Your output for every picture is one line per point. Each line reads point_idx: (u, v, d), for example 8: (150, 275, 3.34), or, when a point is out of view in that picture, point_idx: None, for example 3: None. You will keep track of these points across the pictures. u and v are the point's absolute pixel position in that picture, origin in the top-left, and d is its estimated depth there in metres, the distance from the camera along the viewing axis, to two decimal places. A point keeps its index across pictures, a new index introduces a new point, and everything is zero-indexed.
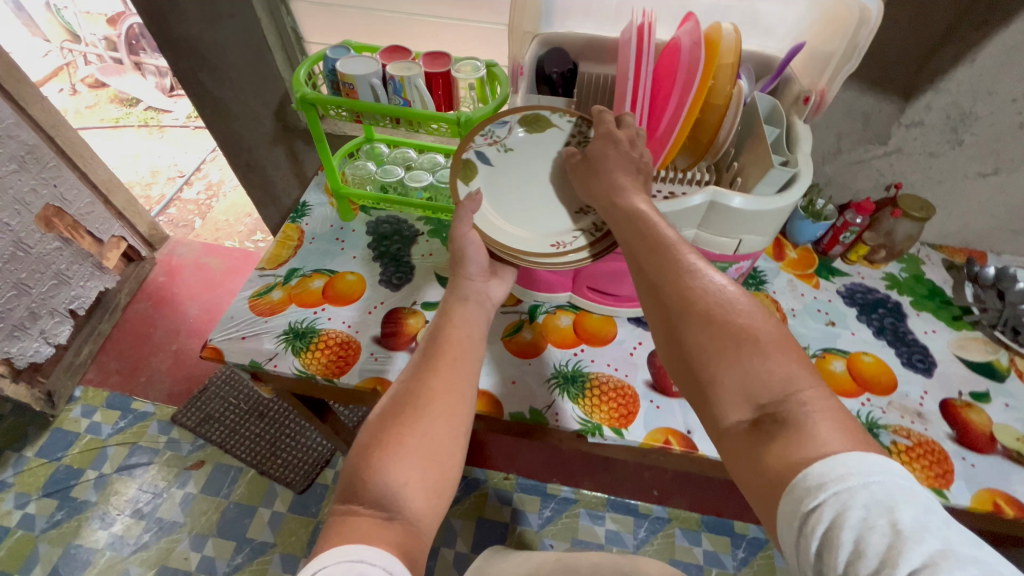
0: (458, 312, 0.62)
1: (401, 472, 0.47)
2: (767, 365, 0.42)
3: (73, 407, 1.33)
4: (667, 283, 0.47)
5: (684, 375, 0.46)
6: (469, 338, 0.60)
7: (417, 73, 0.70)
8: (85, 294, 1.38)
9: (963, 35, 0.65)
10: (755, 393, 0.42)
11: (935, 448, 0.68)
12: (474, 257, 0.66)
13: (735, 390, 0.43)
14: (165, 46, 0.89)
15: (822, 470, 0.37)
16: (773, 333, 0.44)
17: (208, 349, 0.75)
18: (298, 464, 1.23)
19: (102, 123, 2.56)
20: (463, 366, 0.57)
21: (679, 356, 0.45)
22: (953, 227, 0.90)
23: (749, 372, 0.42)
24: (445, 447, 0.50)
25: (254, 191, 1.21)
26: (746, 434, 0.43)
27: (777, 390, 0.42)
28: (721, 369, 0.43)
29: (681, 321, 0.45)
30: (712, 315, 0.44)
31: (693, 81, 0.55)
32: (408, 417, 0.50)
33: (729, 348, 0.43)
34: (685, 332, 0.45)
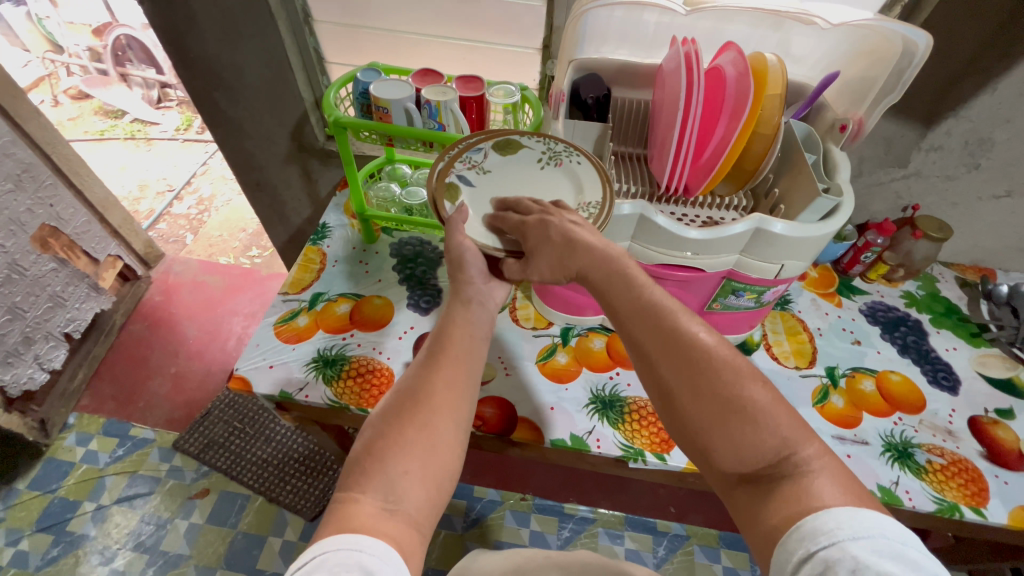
0: (462, 314, 0.60)
1: (401, 463, 0.47)
2: (761, 434, 0.44)
3: (67, 435, 1.27)
4: (659, 347, 0.49)
5: (681, 437, 0.48)
6: (472, 337, 0.58)
7: (453, 97, 0.70)
8: (80, 316, 1.33)
9: (985, 67, 0.67)
10: (749, 457, 0.44)
11: (969, 466, 0.70)
12: (474, 262, 0.61)
13: (729, 451, 0.45)
14: (180, 66, 0.87)
15: (815, 524, 0.39)
16: (765, 397, 0.45)
17: (235, 380, 0.72)
18: (309, 490, 1.19)
19: (86, 135, 2.49)
20: (465, 366, 0.55)
21: (673, 417, 0.48)
22: (965, 246, 0.92)
23: (741, 439, 0.44)
24: (445, 440, 0.50)
25: (262, 210, 1.18)
26: (746, 491, 0.45)
27: (771, 454, 0.44)
28: (713, 435, 0.45)
29: (671, 383, 0.48)
30: (702, 381, 0.46)
31: (744, 111, 0.55)
32: (409, 411, 0.50)
33: (722, 415, 0.45)
34: (676, 394, 0.47)
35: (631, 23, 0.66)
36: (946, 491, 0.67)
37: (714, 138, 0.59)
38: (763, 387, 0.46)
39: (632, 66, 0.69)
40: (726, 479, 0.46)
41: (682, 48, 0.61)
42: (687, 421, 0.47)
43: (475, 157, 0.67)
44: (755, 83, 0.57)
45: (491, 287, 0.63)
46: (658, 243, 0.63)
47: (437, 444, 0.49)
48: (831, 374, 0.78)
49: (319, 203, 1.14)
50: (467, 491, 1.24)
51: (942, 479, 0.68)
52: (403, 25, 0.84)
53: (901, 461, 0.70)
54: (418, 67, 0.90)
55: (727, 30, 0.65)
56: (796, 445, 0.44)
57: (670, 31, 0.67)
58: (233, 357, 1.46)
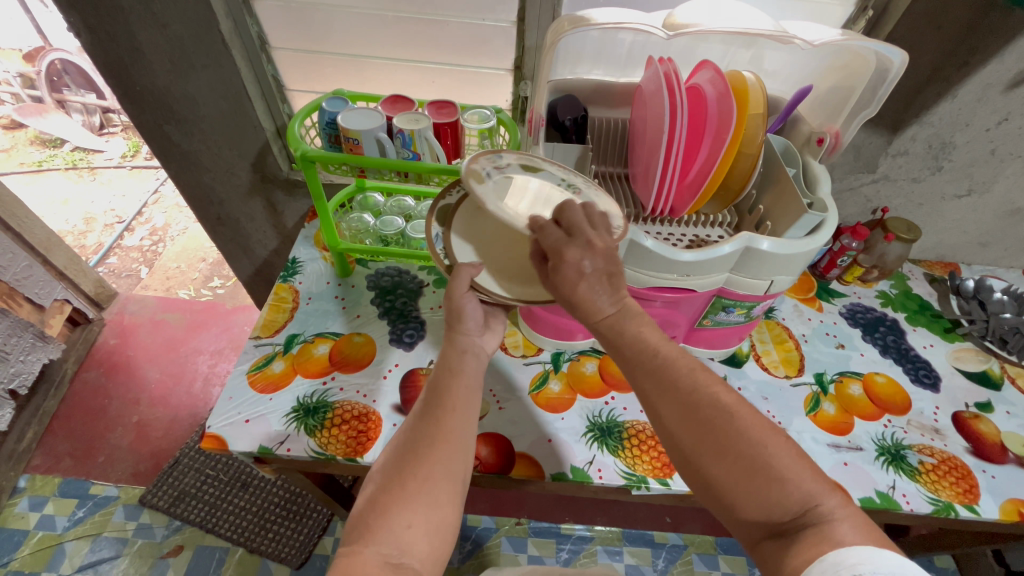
0: (457, 361, 0.55)
1: (405, 516, 0.44)
2: (787, 489, 0.42)
3: (18, 500, 1.17)
4: (682, 402, 0.46)
5: (702, 494, 0.46)
6: (470, 388, 0.53)
7: (426, 125, 0.67)
8: (26, 369, 1.22)
9: (946, 75, 0.69)
10: (774, 513, 0.43)
11: (957, 463, 0.71)
12: (472, 313, 0.58)
13: (753, 507, 0.43)
14: (126, 100, 0.80)
15: (838, 557, 0.38)
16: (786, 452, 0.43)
17: (208, 439, 0.67)
18: (292, 536, 1.12)
19: (22, 168, 2.33)
20: (466, 415, 0.51)
21: (695, 472, 0.46)
22: (931, 243, 0.96)
23: (766, 497, 0.42)
24: (447, 490, 0.47)
25: (224, 244, 1.12)
26: (773, 543, 0.43)
27: (795, 506, 0.42)
28: (740, 493, 0.43)
29: (689, 443, 0.45)
30: (727, 444, 0.44)
31: (728, 133, 0.55)
32: (408, 465, 0.47)
33: (746, 476, 0.43)
34: (699, 455, 0.45)
35: (606, 43, 0.64)
36: (939, 491, 0.68)
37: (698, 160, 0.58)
38: (776, 444, 0.44)
39: (609, 87, 0.68)
40: (755, 532, 0.44)
41: (659, 67, 0.61)
42: (709, 479, 0.45)
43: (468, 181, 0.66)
44: (737, 101, 0.57)
45: (487, 339, 0.60)
46: (647, 266, 0.61)
47: (440, 497, 0.46)
48: (820, 381, 0.79)
49: (286, 235, 1.09)
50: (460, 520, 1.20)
51: (935, 479, 0.69)
52: (366, 49, 0.80)
53: (895, 464, 0.70)
54: (384, 91, 0.86)
55: (700, 49, 0.65)
56: (818, 498, 0.42)
57: (644, 48, 0.65)
58: (201, 399, 1.38)
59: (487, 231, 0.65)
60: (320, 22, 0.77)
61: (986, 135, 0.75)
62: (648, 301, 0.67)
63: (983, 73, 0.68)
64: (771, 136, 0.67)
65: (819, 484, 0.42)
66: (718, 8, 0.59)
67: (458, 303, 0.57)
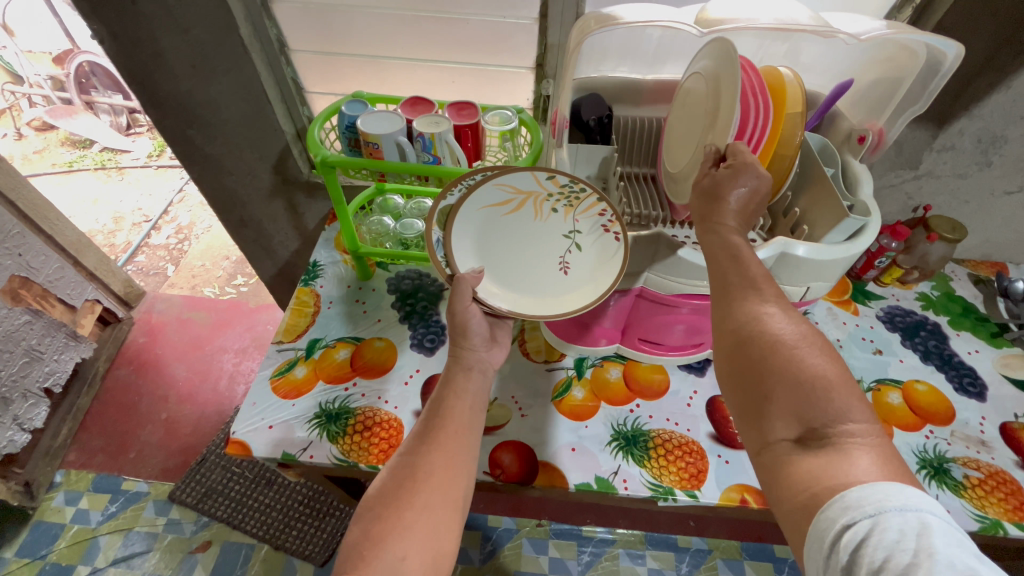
0: (462, 381, 0.57)
1: (400, 547, 0.43)
2: (829, 396, 0.41)
3: (55, 494, 1.21)
4: (748, 296, 0.47)
5: (739, 388, 0.45)
6: (473, 409, 0.55)
7: (446, 128, 0.65)
8: (60, 368, 1.26)
9: (1001, 64, 0.64)
10: (807, 414, 0.41)
11: (1006, 478, 0.67)
12: (477, 328, 0.60)
13: (787, 407, 0.41)
14: (150, 106, 0.80)
15: (860, 494, 0.36)
16: (837, 373, 0.42)
17: (232, 444, 0.67)
18: (315, 534, 1.14)
19: (54, 168, 2.39)
20: (466, 442, 0.52)
21: (745, 362, 0.44)
22: (976, 242, 0.90)
23: (807, 398, 0.41)
24: (445, 518, 0.46)
25: (247, 245, 1.13)
26: (789, 450, 0.41)
27: (831, 417, 0.40)
28: (778, 386, 0.42)
29: (751, 332, 0.44)
30: (782, 344, 0.43)
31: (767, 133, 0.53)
32: (406, 490, 0.46)
33: (795, 370, 0.42)
34: (761, 343, 0.44)
35: (633, 40, 0.61)
36: (986, 508, 0.64)
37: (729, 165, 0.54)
38: (823, 353, 0.42)
39: (635, 84, 0.65)
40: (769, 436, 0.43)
41: (714, 46, 0.54)
42: (757, 367, 0.43)
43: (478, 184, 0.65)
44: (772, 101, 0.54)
45: (494, 353, 0.62)
46: (676, 273, 0.58)
47: (438, 520, 0.46)
48: None
49: (307, 236, 1.09)
50: (481, 521, 1.20)
51: (981, 495, 0.65)
52: (385, 50, 0.79)
53: (938, 478, 0.67)
54: (404, 91, 0.85)
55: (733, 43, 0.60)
56: (851, 416, 0.40)
57: (675, 44, 0.62)
58: (226, 397, 1.41)
59: (496, 236, 0.65)
60: (339, 23, 0.75)
61: None
62: (676, 309, 0.65)
63: None
64: (808, 133, 0.63)
65: (863, 409, 0.41)
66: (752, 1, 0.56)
67: (463, 315, 0.59)
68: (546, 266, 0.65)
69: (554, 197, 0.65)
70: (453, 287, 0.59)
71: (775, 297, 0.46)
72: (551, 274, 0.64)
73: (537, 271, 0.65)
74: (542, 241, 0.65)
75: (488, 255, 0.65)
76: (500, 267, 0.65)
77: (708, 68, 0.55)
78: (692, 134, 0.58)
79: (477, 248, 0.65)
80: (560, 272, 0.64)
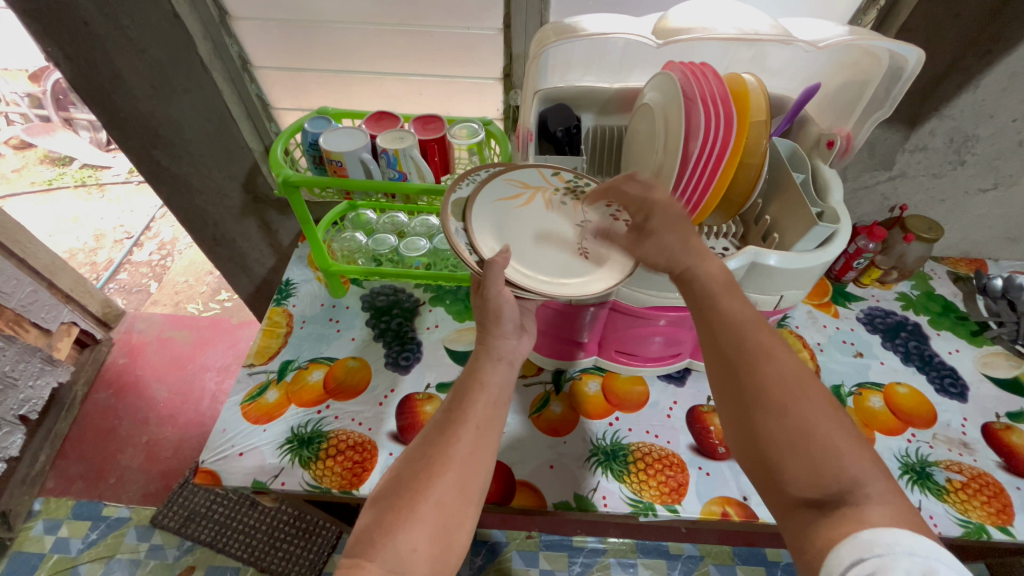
0: (488, 371, 0.54)
1: (410, 538, 0.41)
2: (841, 462, 0.40)
3: (34, 523, 1.19)
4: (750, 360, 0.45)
5: (749, 453, 0.44)
6: (496, 403, 0.52)
7: (411, 143, 0.64)
8: (36, 394, 1.24)
9: (967, 65, 0.63)
10: (821, 481, 0.40)
11: (989, 480, 0.66)
12: (510, 315, 0.57)
13: (801, 471, 0.41)
14: (112, 127, 0.78)
15: (871, 535, 0.37)
16: (843, 432, 0.41)
17: (201, 474, 0.65)
18: (301, 554, 1.11)
19: (33, 187, 2.36)
20: (486, 437, 0.49)
21: (748, 432, 0.43)
22: (955, 240, 0.90)
23: (816, 464, 0.40)
24: (458, 511, 0.44)
25: (222, 264, 1.11)
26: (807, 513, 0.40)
27: (843, 481, 0.39)
28: (787, 459, 0.41)
29: (755, 401, 0.43)
30: (788, 410, 0.42)
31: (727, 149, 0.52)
32: (421, 483, 0.44)
33: (800, 441, 0.41)
34: (765, 410, 0.43)
35: (596, 49, 0.58)
36: (968, 512, 0.63)
37: (681, 181, 0.54)
38: (831, 413, 0.42)
39: (602, 94, 0.63)
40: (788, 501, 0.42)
41: (661, 79, 0.56)
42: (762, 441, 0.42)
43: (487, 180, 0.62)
44: (736, 107, 0.53)
45: (523, 343, 0.59)
46: (648, 286, 0.57)
47: (453, 518, 0.44)
48: (838, 394, 0.75)
49: (283, 252, 1.08)
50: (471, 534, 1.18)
51: (963, 499, 0.65)
52: (351, 64, 0.78)
53: (920, 483, 0.66)
54: (373, 105, 0.84)
55: (698, 49, 0.59)
56: (867, 481, 0.39)
57: (639, 53, 0.60)
58: (208, 417, 1.39)
59: (512, 230, 0.60)
60: (301, 40, 0.74)
61: (1012, 126, 0.69)
62: (649, 321, 0.63)
63: (1007, 62, 0.62)
64: (777, 138, 0.62)
65: (877, 470, 0.40)
66: (713, 9, 0.55)
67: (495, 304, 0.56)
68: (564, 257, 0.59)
69: (560, 191, 0.61)
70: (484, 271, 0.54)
71: (777, 356, 0.45)
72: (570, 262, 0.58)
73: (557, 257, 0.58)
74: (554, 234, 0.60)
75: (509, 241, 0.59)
76: (524, 256, 0.58)
77: (656, 99, 0.57)
78: (643, 161, 0.59)
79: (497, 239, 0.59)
80: (578, 258, 0.59)
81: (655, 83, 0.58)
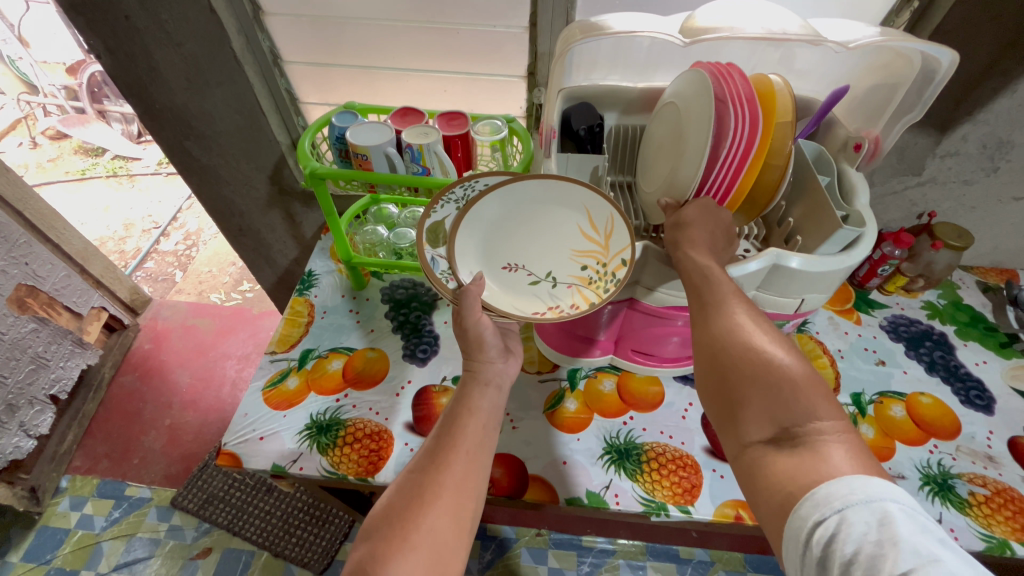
0: (476, 398, 0.54)
1: (405, 567, 0.40)
2: (798, 397, 0.41)
3: (60, 499, 1.23)
4: (720, 314, 0.46)
5: (714, 395, 0.45)
6: (485, 428, 0.51)
7: (436, 139, 0.65)
8: (66, 375, 1.29)
9: (1004, 69, 0.62)
10: (779, 416, 0.41)
11: (1014, 495, 0.65)
12: (492, 339, 0.57)
13: (761, 410, 0.42)
14: (147, 118, 0.81)
15: (829, 490, 0.37)
16: (806, 377, 0.43)
17: (223, 456, 0.67)
18: (314, 541, 1.13)
19: (67, 176, 2.44)
20: (478, 464, 0.48)
21: (718, 369, 0.45)
22: (986, 249, 0.88)
23: (776, 397, 0.42)
24: (451, 541, 0.43)
25: (246, 254, 1.14)
26: (763, 449, 0.42)
27: (800, 414, 0.41)
28: (751, 392, 0.43)
29: (723, 342, 0.45)
30: (751, 354, 0.44)
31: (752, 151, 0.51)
32: (413, 511, 0.43)
33: (763, 376, 0.42)
34: (734, 352, 0.44)
35: (622, 48, 0.59)
36: (992, 527, 0.62)
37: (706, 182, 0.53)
38: (792, 354, 0.44)
39: (626, 93, 0.63)
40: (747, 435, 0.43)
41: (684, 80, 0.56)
42: (727, 378, 0.44)
43: (468, 190, 0.61)
44: (763, 107, 0.52)
45: (510, 364, 0.59)
46: (665, 283, 0.57)
47: (448, 545, 0.43)
48: (858, 402, 0.74)
49: (305, 244, 1.10)
50: (481, 528, 1.19)
51: (987, 513, 0.63)
52: (378, 60, 0.79)
53: (941, 495, 0.65)
54: (399, 100, 0.85)
55: (724, 49, 0.59)
56: (821, 415, 0.41)
57: (666, 53, 0.60)
58: (228, 403, 1.42)
59: (498, 245, 0.63)
60: (330, 36, 0.76)
61: None
62: (668, 324, 0.63)
63: None
64: (802, 141, 0.62)
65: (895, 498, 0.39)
66: (742, 10, 0.55)
67: (477, 328, 0.57)
68: (560, 260, 0.63)
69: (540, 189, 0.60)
70: (460, 297, 0.57)
71: (740, 306, 0.47)
72: (568, 266, 0.62)
73: (550, 259, 0.63)
74: (552, 237, 0.63)
75: (494, 259, 0.64)
76: (505, 282, 0.63)
77: (679, 104, 0.57)
78: (666, 157, 0.58)
79: (482, 253, 0.63)
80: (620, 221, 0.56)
81: (682, 86, 0.57)
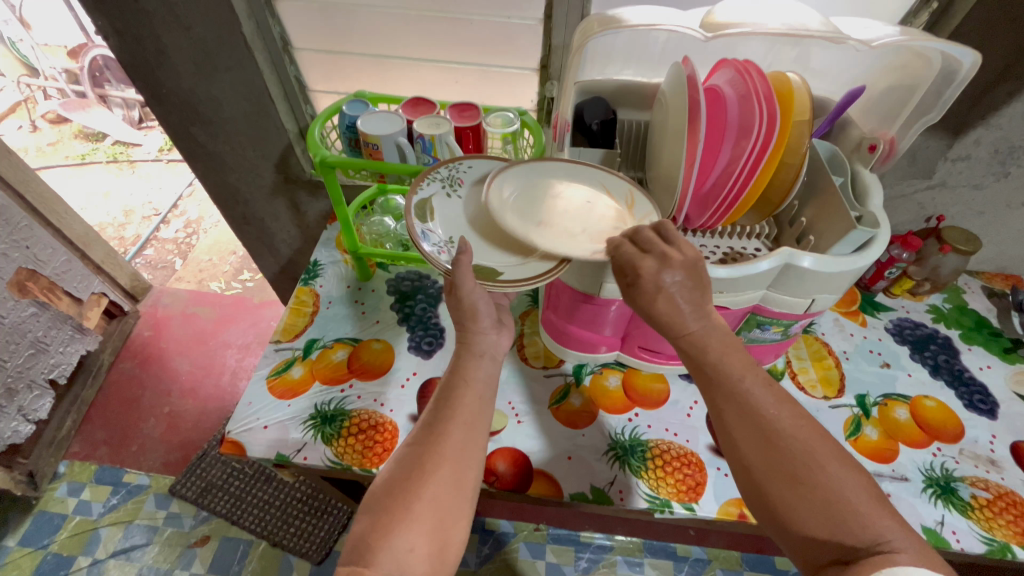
0: (472, 368, 0.53)
1: (407, 538, 0.41)
2: (861, 522, 0.40)
3: (58, 485, 1.23)
4: (758, 434, 0.45)
5: (765, 519, 0.44)
6: (483, 398, 0.51)
7: (447, 130, 0.65)
8: (66, 360, 1.28)
9: (1019, 74, 0.62)
10: (842, 542, 0.40)
11: (1016, 500, 0.65)
12: (486, 311, 0.56)
13: (822, 535, 0.41)
14: (153, 102, 0.80)
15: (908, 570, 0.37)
16: (860, 491, 0.42)
17: (227, 444, 0.67)
18: (312, 531, 1.13)
19: (67, 161, 2.42)
20: (476, 432, 0.49)
21: (764, 496, 0.44)
22: (992, 253, 0.88)
23: (835, 524, 0.41)
24: (451, 511, 0.44)
25: (250, 242, 1.13)
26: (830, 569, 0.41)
27: (864, 537, 0.40)
28: (806, 522, 0.41)
29: (764, 467, 0.44)
30: (798, 476, 0.42)
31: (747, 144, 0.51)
32: (413, 481, 0.44)
33: (816, 504, 0.41)
34: (780, 475, 0.43)
35: (638, 43, 0.59)
36: (993, 530, 0.62)
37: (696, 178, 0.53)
38: (839, 468, 0.42)
39: (639, 88, 0.62)
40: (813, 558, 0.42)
41: (682, 70, 0.55)
42: (776, 506, 0.43)
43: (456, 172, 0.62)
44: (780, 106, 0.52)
45: (501, 338, 0.58)
46: None
47: (449, 520, 0.44)
48: (863, 404, 0.74)
49: (309, 234, 1.09)
50: (479, 522, 1.19)
51: (989, 516, 0.63)
52: (389, 49, 0.79)
53: (944, 498, 0.65)
54: (408, 91, 0.84)
55: (742, 47, 0.60)
56: (882, 531, 0.40)
57: (682, 47, 0.60)
58: (228, 392, 1.42)
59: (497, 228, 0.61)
60: (341, 24, 0.75)
61: None
62: None
63: None
64: (816, 140, 0.61)
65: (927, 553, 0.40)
66: (760, 6, 0.54)
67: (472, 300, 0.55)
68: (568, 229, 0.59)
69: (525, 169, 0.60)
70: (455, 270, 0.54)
71: (774, 419, 0.45)
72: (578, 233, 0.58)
73: None
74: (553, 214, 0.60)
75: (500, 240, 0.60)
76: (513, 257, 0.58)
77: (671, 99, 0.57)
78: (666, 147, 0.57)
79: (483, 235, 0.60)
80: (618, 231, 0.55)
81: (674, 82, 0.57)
